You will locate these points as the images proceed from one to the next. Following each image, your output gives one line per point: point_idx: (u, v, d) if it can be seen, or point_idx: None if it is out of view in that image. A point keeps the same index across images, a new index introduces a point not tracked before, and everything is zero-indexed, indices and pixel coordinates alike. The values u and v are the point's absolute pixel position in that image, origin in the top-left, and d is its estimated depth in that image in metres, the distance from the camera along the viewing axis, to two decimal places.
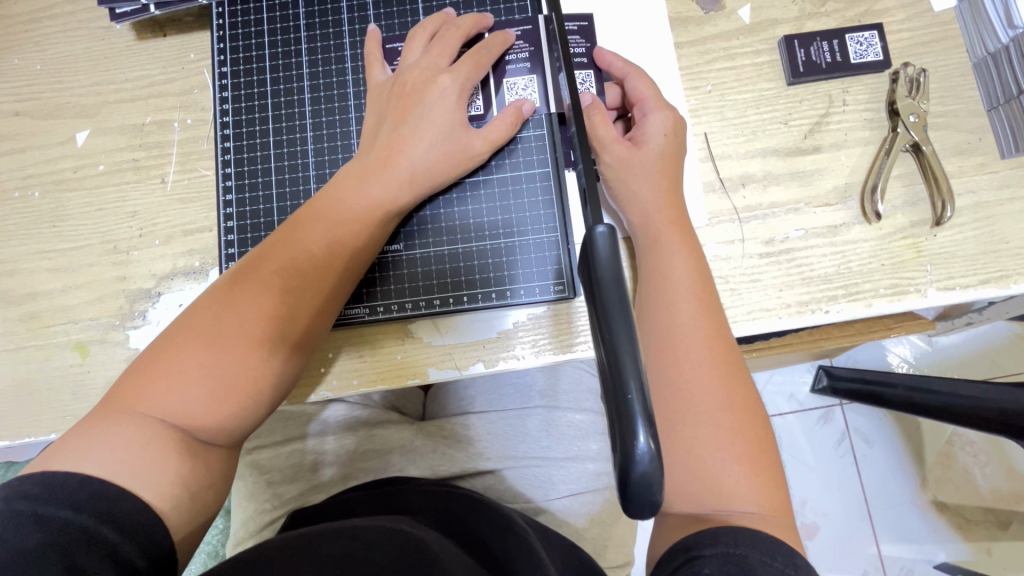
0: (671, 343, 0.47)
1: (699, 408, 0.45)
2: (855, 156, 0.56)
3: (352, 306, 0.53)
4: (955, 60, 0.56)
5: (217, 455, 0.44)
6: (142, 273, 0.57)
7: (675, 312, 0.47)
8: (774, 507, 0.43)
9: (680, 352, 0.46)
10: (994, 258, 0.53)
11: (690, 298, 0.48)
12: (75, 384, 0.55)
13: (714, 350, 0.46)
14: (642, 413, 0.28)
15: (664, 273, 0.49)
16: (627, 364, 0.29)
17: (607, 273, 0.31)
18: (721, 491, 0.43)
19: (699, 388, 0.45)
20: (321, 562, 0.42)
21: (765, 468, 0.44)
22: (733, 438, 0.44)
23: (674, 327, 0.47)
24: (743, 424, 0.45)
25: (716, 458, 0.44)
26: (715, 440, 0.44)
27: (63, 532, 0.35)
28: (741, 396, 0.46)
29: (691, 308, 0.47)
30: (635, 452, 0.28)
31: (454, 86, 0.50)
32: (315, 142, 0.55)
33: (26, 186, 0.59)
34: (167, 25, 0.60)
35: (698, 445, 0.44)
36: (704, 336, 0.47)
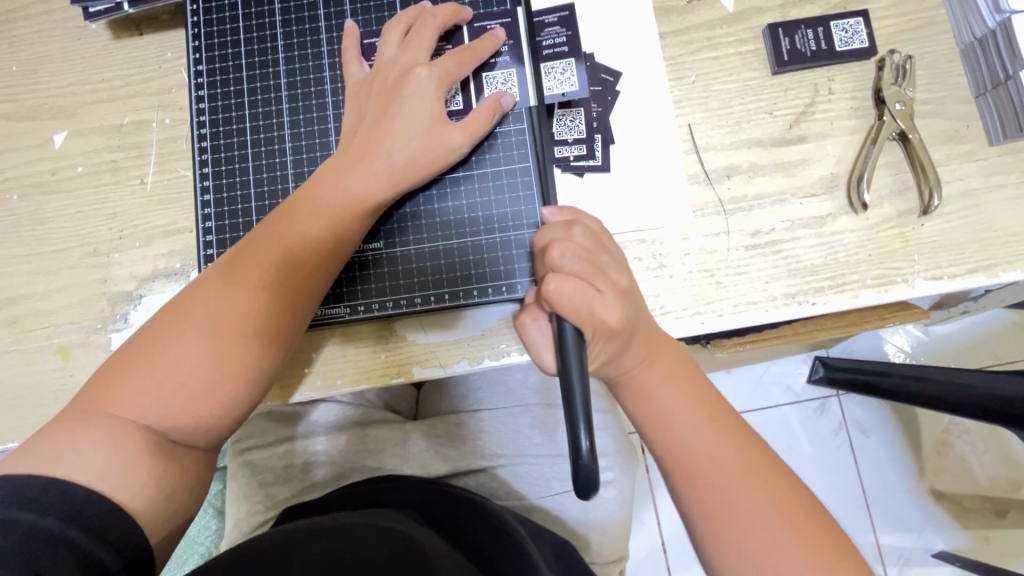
0: (674, 445, 0.44)
1: (729, 499, 0.42)
2: (841, 145, 0.55)
3: (331, 305, 0.52)
4: (942, 46, 0.55)
5: (193, 456, 0.43)
6: (123, 275, 0.57)
7: (669, 422, 0.45)
8: (836, 558, 0.41)
9: (686, 454, 0.44)
10: (982, 246, 0.52)
11: (676, 393, 0.45)
12: (57, 388, 0.55)
13: (715, 431, 0.44)
14: (584, 423, 0.36)
15: (649, 376, 0.46)
16: (579, 394, 0.38)
17: (575, 348, 0.41)
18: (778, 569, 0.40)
19: (717, 478, 0.43)
20: (316, 561, 0.41)
21: (813, 522, 0.42)
22: (771, 505, 0.42)
23: (669, 433, 0.44)
24: (771, 487, 0.42)
25: (763, 538, 0.41)
26: (757, 522, 0.41)
27: (31, 537, 0.35)
28: (760, 461, 0.43)
29: (679, 403, 0.45)
30: (579, 461, 0.35)
31: (433, 78, 0.48)
32: (293, 140, 0.54)
33: (4, 190, 0.58)
34: (143, 23, 0.59)
35: (739, 527, 0.42)
36: (703, 426, 0.44)
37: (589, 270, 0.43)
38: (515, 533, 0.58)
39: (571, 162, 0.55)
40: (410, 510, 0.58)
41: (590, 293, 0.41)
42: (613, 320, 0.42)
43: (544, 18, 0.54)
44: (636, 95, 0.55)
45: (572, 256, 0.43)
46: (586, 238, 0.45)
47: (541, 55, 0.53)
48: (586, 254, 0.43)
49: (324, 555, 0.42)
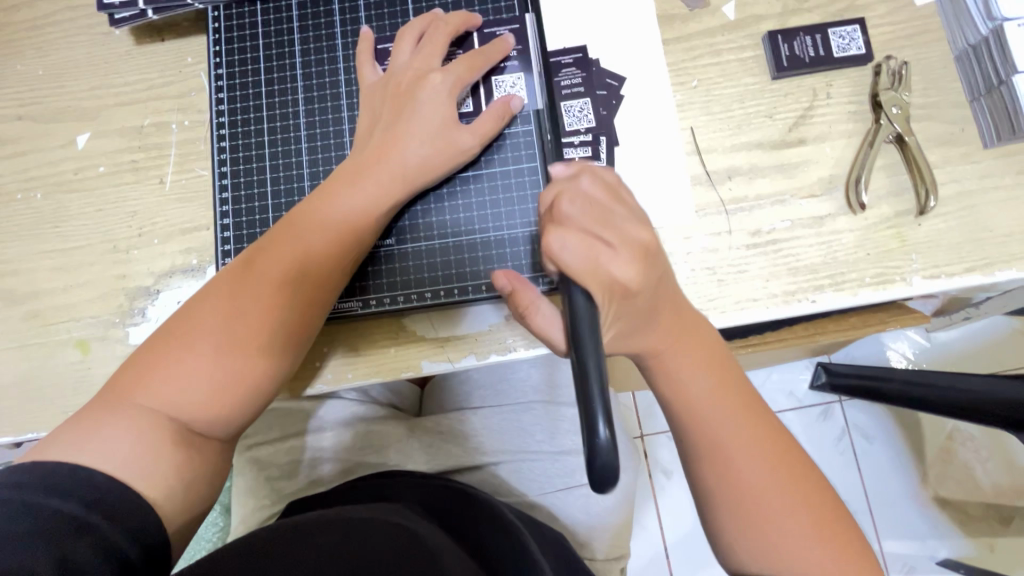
0: (703, 433, 0.45)
1: (751, 491, 0.43)
2: (839, 148, 0.56)
3: (345, 300, 0.54)
4: (936, 53, 0.57)
5: (211, 447, 0.44)
6: (142, 271, 0.58)
7: (697, 408, 0.45)
8: (847, 555, 0.43)
9: (714, 444, 0.44)
10: (978, 246, 0.54)
11: (707, 382, 0.45)
12: (76, 381, 0.56)
13: (744, 422, 0.45)
14: (602, 407, 0.33)
15: (680, 364, 0.46)
16: (592, 374, 0.34)
17: (586, 317, 0.38)
18: (788, 560, 0.42)
19: (740, 468, 0.44)
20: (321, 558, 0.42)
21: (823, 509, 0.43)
22: (790, 500, 0.43)
23: (696, 420, 0.45)
24: (792, 483, 0.43)
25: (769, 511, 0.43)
26: (776, 515, 0.43)
27: (54, 521, 0.36)
28: (784, 457, 0.44)
29: (711, 393, 0.45)
30: (596, 444, 0.32)
31: (446, 84, 0.51)
32: (309, 141, 0.56)
33: (28, 189, 0.60)
34: (165, 30, 0.61)
35: (757, 517, 0.43)
36: (731, 416, 0.45)
37: (597, 224, 0.42)
38: (519, 532, 0.58)
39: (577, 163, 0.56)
40: (412, 505, 0.59)
41: (600, 253, 0.40)
42: (624, 278, 0.41)
43: (561, 60, 0.57)
44: (640, 99, 0.57)
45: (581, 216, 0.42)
46: (597, 188, 0.43)
47: (560, 93, 0.56)
48: (594, 210, 0.43)
49: (331, 554, 0.43)
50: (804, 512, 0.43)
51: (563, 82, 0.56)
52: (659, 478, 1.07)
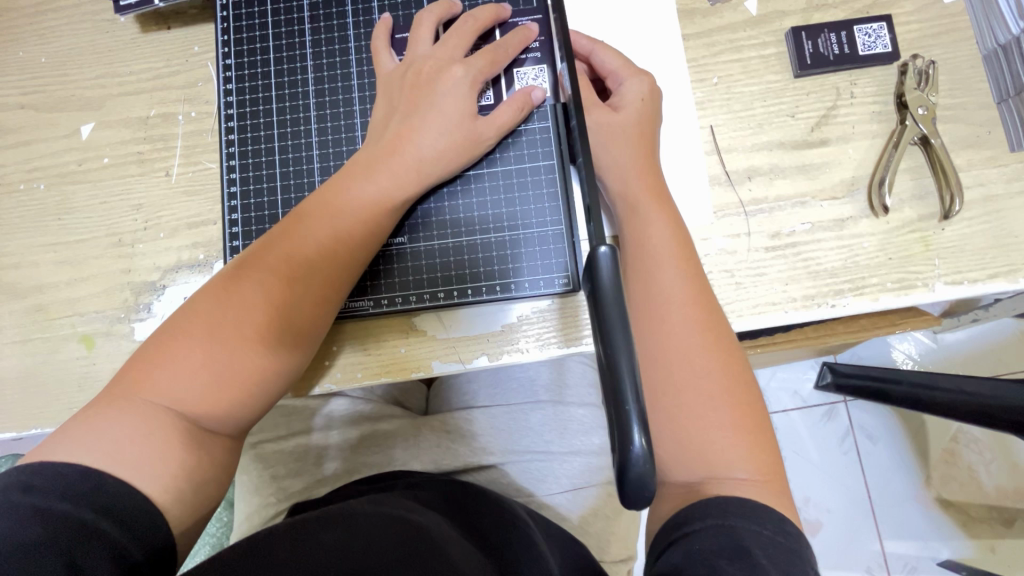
0: (659, 323, 0.45)
1: (692, 390, 0.43)
2: (862, 149, 0.55)
3: (355, 299, 0.53)
4: (964, 52, 0.55)
5: (219, 448, 0.43)
6: (147, 265, 0.57)
7: (658, 299, 0.46)
8: (762, 463, 0.42)
9: (668, 337, 0.45)
10: (1002, 252, 0.53)
11: (675, 277, 0.46)
12: (80, 376, 0.55)
13: (701, 322, 0.45)
14: (637, 414, 0.29)
15: (644, 257, 0.47)
16: (627, 376, 0.30)
17: (611, 291, 0.32)
18: (700, 441, 0.42)
19: (687, 367, 0.44)
20: (323, 552, 0.41)
21: (753, 413, 0.43)
22: (730, 413, 0.43)
23: (657, 314, 0.45)
24: (736, 392, 0.44)
25: (701, 390, 0.43)
26: (711, 418, 0.43)
27: (63, 525, 0.35)
28: (735, 368, 0.44)
29: (676, 289, 0.46)
30: (629, 457, 0.29)
31: (467, 76, 0.50)
32: (320, 135, 0.55)
33: (31, 179, 0.59)
34: (171, 17, 0.60)
35: (694, 417, 0.43)
36: (690, 314, 0.45)
37: (633, 105, 0.51)
38: (528, 530, 0.58)
39: None
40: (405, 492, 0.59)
41: (621, 148, 0.50)
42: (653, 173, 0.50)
43: None
44: None
45: (612, 110, 0.51)
46: (644, 88, 0.51)
47: None
48: (622, 105, 0.51)
49: (329, 544, 0.42)
50: (738, 423, 0.43)
51: None
52: None
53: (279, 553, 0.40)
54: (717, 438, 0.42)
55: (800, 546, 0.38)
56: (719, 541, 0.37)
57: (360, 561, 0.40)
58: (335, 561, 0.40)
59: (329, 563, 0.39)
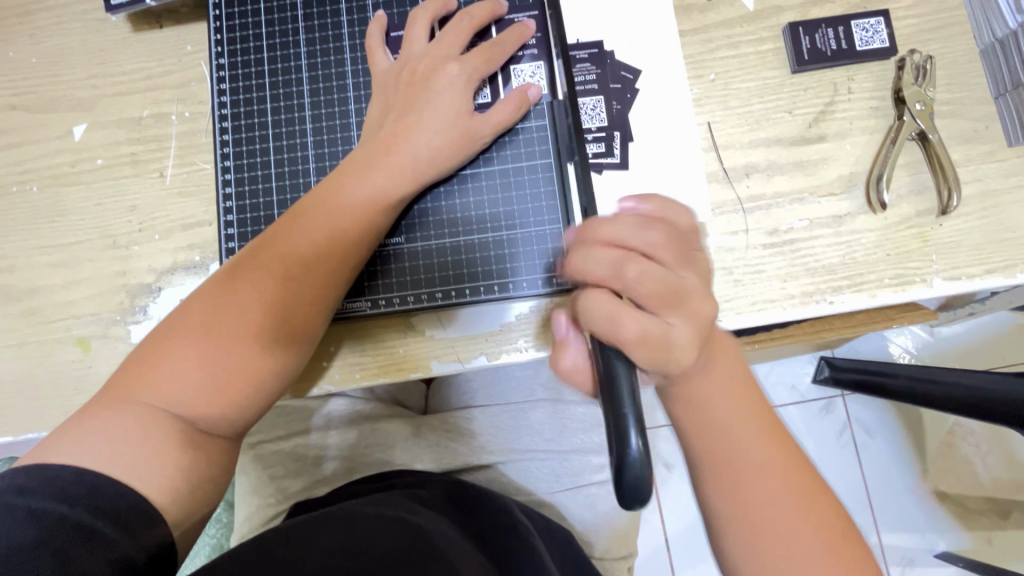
0: (724, 466, 0.41)
1: (761, 499, 0.41)
2: (860, 145, 0.55)
3: (352, 300, 0.53)
4: (962, 46, 0.55)
5: (218, 448, 0.43)
6: (143, 267, 0.57)
7: (717, 437, 0.42)
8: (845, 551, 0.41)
9: (731, 468, 0.41)
10: (1000, 247, 0.53)
11: (729, 405, 0.42)
12: (77, 380, 0.55)
13: (752, 419, 0.42)
14: (633, 417, 0.32)
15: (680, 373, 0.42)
16: (624, 380, 0.34)
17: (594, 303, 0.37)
18: (780, 552, 0.40)
19: (752, 474, 0.41)
20: (331, 551, 0.41)
21: (822, 498, 0.42)
22: (802, 507, 0.41)
23: (708, 425, 0.42)
24: (807, 502, 0.41)
25: (771, 499, 0.41)
26: (791, 543, 0.40)
27: (60, 528, 0.35)
28: (801, 474, 0.42)
29: (727, 413, 0.42)
30: (628, 455, 0.31)
31: (462, 74, 0.50)
32: (315, 134, 0.54)
33: (24, 181, 0.59)
34: (163, 16, 0.59)
35: (770, 528, 0.40)
36: (739, 412, 0.42)
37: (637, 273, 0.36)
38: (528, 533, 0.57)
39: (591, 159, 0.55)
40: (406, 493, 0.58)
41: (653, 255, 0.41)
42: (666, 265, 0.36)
43: (576, 54, 0.56)
44: (656, 92, 0.55)
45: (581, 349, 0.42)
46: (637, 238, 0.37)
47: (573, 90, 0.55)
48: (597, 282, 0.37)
49: (335, 547, 0.41)
50: (821, 526, 0.41)
51: (577, 77, 0.55)
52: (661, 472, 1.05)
53: (284, 557, 0.40)
54: (798, 541, 0.40)
55: None
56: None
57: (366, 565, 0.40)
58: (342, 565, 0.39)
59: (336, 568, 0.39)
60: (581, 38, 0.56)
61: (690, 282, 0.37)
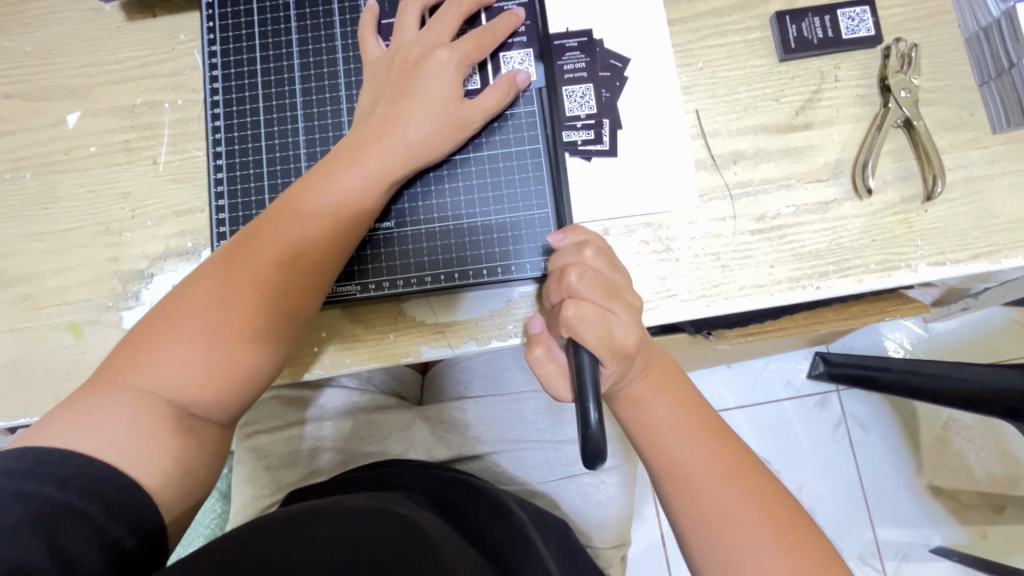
0: (677, 471, 0.44)
1: (710, 498, 0.43)
2: (846, 132, 0.56)
3: (343, 284, 0.53)
4: (946, 35, 0.56)
5: (208, 433, 0.43)
6: (135, 254, 0.57)
7: (660, 439, 0.45)
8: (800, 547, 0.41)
9: (681, 471, 0.44)
10: (984, 233, 0.53)
11: (668, 406, 0.46)
12: (68, 365, 0.55)
13: (690, 424, 0.46)
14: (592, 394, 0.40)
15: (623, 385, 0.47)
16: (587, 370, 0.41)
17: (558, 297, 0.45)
18: (735, 550, 0.42)
19: (697, 475, 0.44)
20: (321, 548, 0.41)
21: (772, 498, 0.43)
22: (752, 507, 0.42)
23: (652, 433, 0.46)
24: (760, 501, 0.43)
25: (717, 499, 0.43)
26: (752, 541, 0.41)
27: (48, 509, 0.35)
28: (746, 474, 0.44)
29: (668, 417, 0.46)
30: (588, 433, 0.39)
31: (452, 60, 0.50)
32: (306, 120, 0.55)
33: (17, 168, 0.59)
34: (157, 6, 0.60)
35: (722, 529, 0.42)
36: (677, 419, 0.46)
37: (604, 295, 0.43)
38: (523, 526, 0.58)
39: (580, 145, 0.55)
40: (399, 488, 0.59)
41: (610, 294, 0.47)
42: (604, 274, 0.44)
43: (565, 42, 0.56)
44: (643, 81, 0.56)
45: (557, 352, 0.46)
46: (598, 261, 0.45)
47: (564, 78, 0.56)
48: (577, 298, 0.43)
49: (325, 538, 0.42)
50: (771, 524, 0.42)
51: (568, 65, 0.56)
52: None
53: (274, 547, 0.40)
54: (749, 538, 0.42)
55: None
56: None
57: (356, 557, 0.40)
58: (332, 557, 0.40)
59: (326, 561, 0.39)
60: (571, 27, 0.57)
61: (623, 284, 0.45)
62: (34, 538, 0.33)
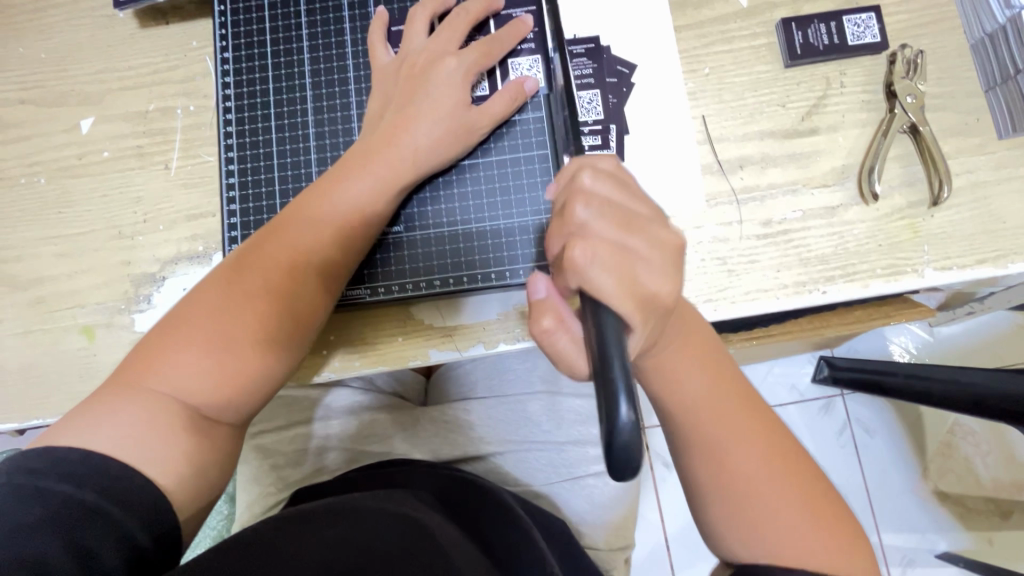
0: (710, 452, 0.42)
1: (743, 470, 0.42)
2: (852, 137, 0.56)
3: (352, 287, 0.53)
4: (951, 41, 0.56)
5: (223, 435, 0.44)
6: (147, 258, 0.58)
7: (695, 411, 0.42)
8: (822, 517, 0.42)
9: (714, 448, 0.42)
10: (990, 238, 0.53)
11: (701, 375, 0.43)
12: (81, 367, 0.56)
13: (725, 393, 0.43)
14: (622, 382, 0.29)
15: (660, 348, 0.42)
16: (612, 341, 0.31)
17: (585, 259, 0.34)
18: (765, 522, 0.41)
19: (731, 448, 0.42)
20: (331, 545, 0.41)
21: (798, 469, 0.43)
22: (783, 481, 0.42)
23: (685, 403, 0.42)
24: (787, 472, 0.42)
25: (750, 472, 0.42)
26: (782, 514, 0.41)
27: (66, 507, 0.36)
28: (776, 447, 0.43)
29: (704, 394, 0.43)
30: (619, 431, 0.28)
31: (460, 68, 0.51)
32: (317, 126, 0.55)
33: (32, 173, 0.60)
34: (169, 13, 0.61)
35: (753, 500, 0.41)
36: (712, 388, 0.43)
37: (618, 228, 0.36)
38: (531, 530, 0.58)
39: (587, 151, 0.55)
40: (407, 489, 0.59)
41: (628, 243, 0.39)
42: (618, 201, 0.37)
43: (573, 50, 0.57)
44: (650, 87, 0.56)
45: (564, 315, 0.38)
46: (611, 186, 0.38)
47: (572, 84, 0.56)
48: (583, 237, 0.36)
49: (338, 538, 0.42)
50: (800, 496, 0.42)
51: (575, 71, 0.56)
52: (660, 470, 1.05)
53: (287, 545, 0.41)
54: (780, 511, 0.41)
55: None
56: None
57: (366, 557, 0.41)
58: (348, 555, 0.40)
59: (340, 558, 0.40)
60: (578, 33, 0.57)
61: (644, 216, 0.38)
62: (52, 534, 0.34)
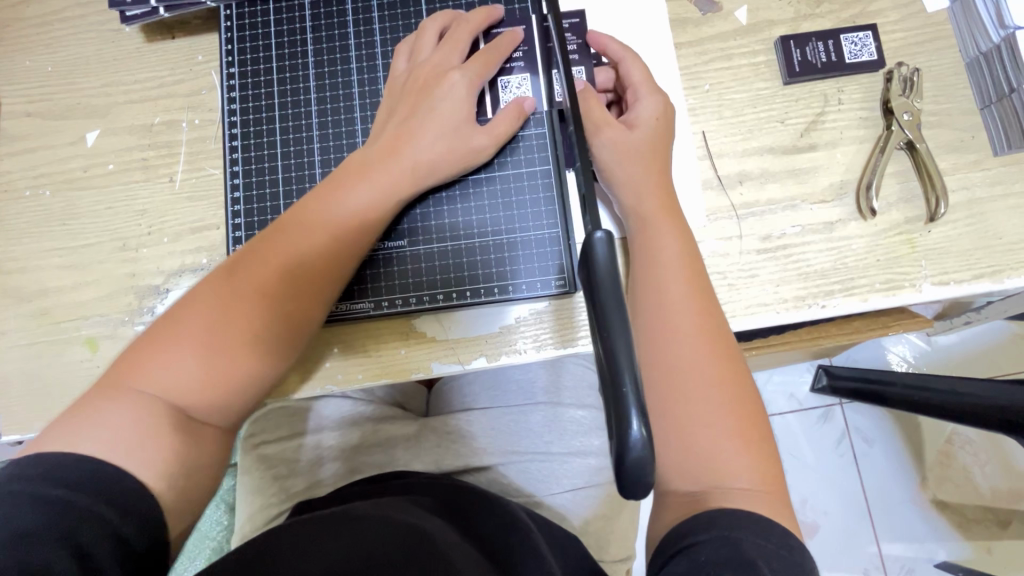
0: (662, 349, 0.46)
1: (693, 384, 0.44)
2: (850, 153, 0.57)
3: (356, 302, 0.54)
4: (947, 60, 0.57)
5: (210, 438, 0.44)
6: (150, 270, 0.58)
7: (669, 316, 0.46)
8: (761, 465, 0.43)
9: (678, 358, 0.45)
10: (987, 254, 0.54)
11: (678, 284, 0.47)
12: (84, 379, 0.56)
13: (702, 310, 0.47)
14: (633, 397, 0.29)
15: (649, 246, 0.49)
16: (622, 355, 0.30)
17: (606, 273, 0.33)
18: (698, 442, 0.43)
19: (689, 361, 0.45)
20: (326, 558, 0.41)
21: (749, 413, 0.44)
22: (732, 423, 0.44)
23: (659, 305, 0.47)
24: (733, 406, 0.44)
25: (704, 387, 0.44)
26: (716, 438, 0.43)
27: (64, 512, 0.35)
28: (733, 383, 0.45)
29: (681, 303, 0.47)
30: (630, 450, 0.29)
31: (465, 81, 0.52)
32: (321, 141, 0.56)
33: (37, 185, 0.60)
34: (176, 27, 0.61)
35: (693, 421, 0.44)
36: (691, 303, 0.47)
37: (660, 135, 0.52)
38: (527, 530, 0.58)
39: None
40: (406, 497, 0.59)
41: (633, 166, 0.51)
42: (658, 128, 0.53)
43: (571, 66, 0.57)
44: None
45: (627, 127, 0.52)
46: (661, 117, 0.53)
47: None
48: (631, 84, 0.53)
49: (335, 549, 0.42)
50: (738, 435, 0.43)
51: None
52: None
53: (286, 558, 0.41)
54: (716, 441, 0.43)
55: (801, 560, 0.38)
56: (726, 550, 0.37)
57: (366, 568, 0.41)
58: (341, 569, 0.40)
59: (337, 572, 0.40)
60: None
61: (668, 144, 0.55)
62: (48, 541, 0.34)
